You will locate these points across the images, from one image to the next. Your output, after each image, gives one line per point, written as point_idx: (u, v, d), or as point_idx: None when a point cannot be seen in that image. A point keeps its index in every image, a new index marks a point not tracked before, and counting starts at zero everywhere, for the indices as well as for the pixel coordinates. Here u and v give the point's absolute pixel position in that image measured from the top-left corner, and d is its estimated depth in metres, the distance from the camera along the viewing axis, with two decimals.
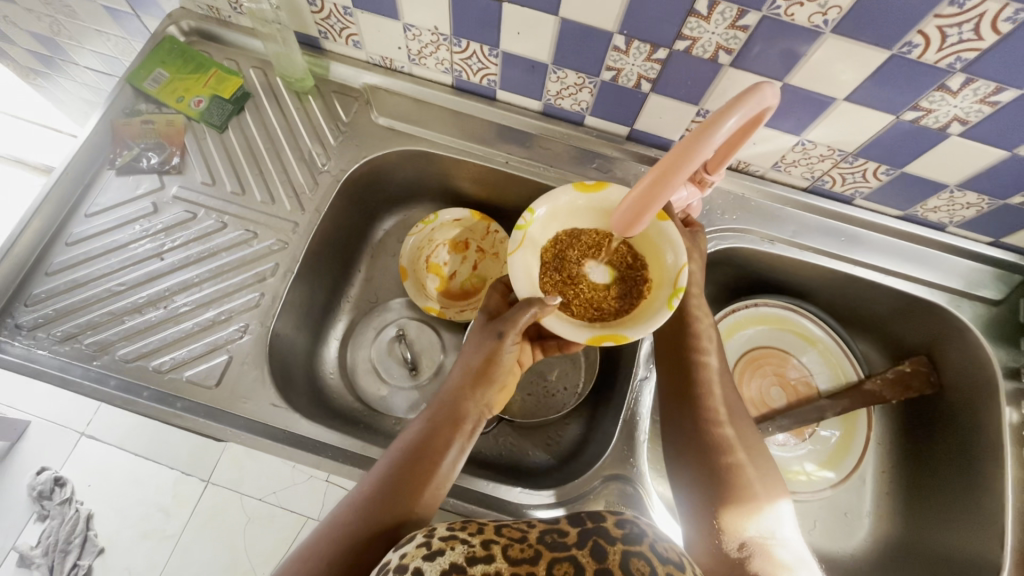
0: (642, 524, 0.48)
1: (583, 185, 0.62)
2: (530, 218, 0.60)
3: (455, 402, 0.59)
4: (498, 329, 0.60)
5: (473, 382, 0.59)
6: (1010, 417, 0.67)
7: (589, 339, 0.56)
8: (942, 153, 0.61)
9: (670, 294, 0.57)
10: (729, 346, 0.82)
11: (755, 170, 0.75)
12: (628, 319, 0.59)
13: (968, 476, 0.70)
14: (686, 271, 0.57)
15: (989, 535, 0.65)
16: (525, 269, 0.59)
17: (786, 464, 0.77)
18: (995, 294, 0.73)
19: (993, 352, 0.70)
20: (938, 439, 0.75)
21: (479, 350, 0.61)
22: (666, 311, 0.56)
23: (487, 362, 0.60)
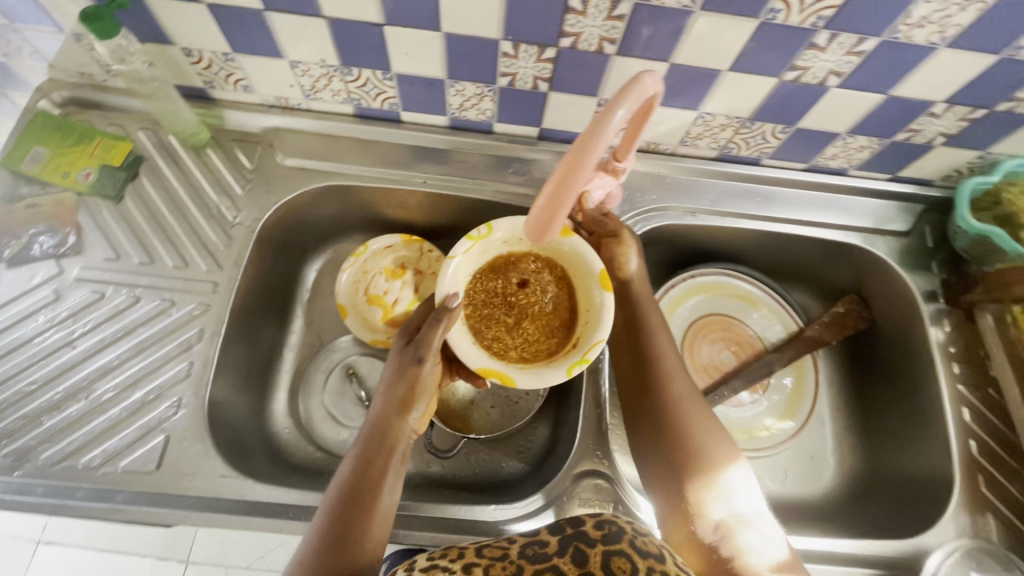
0: (621, 521, 0.48)
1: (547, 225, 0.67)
2: (484, 232, 0.66)
3: (384, 429, 0.59)
4: (413, 352, 0.61)
5: (400, 407, 0.59)
6: (935, 335, 0.72)
7: (480, 367, 0.61)
8: (826, 105, 0.64)
9: (578, 360, 0.61)
10: (674, 320, 0.84)
11: (666, 149, 0.77)
12: (526, 362, 0.64)
13: (910, 398, 0.74)
14: (597, 348, 0.61)
15: (936, 451, 0.69)
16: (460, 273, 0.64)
17: (748, 423, 0.79)
18: (903, 227, 0.77)
19: (911, 279, 0.75)
20: (881, 369, 0.79)
21: (396, 376, 0.61)
22: (562, 373, 0.60)
23: (411, 386, 0.60)
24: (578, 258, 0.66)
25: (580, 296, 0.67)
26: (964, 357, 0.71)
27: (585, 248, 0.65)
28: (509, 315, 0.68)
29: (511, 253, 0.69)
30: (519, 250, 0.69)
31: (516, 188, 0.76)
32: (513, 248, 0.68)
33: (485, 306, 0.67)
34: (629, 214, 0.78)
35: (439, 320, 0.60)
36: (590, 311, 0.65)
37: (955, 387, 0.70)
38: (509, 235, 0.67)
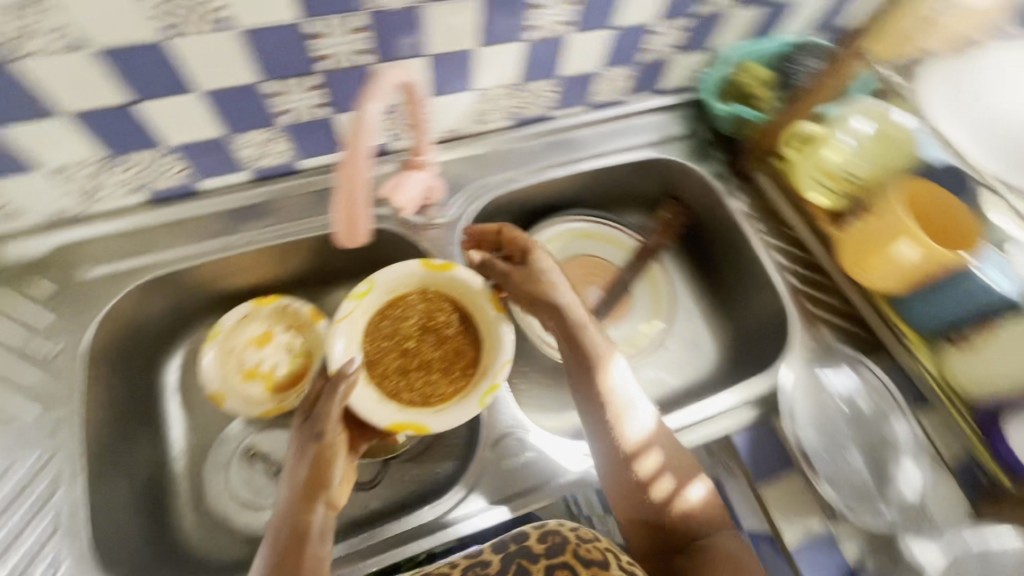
0: (564, 531, 0.56)
1: (428, 263, 0.70)
2: (365, 288, 0.68)
3: (293, 521, 0.54)
4: (312, 426, 0.59)
5: (307, 490, 0.55)
6: (735, 204, 0.86)
7: (391, 424, 0.62)
8: (573, 51, 0.73)
9: (488, 388, 0.64)
10: None
11: (466, 132, 0.83)
12: (433, 404, 0.66)
13: (737, 262, 0.86)
14: (503, 372, 0.64)
15: (768, 293, 0.81)
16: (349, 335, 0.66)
17: (629, 335, 0.88)
18: (680, 130, 0.91)
19: (701, 168, 0.88)
20: (710, 249, 0.91)
21: (299, 457, 0.58)
22: (476, 405, 0.63)
23: (315, 465, 0.57)
24: (468, 290, 0.70)
25: (478, 325, 0.71)
26: (759, 214, 0.85)
27: (467, 275, 0.70)
28: (411, 360, 0.70)
29: (398, 298, 0.71)
30: (405, 293, 0.72)
31: None
32: (399, 293, 0.71)
33: (383, 355, 0.69)
34: (456, 197, 0.82)
35: (335, 387, 0.60)
36: (488, 338, 0.69)
37: (763, 239, 0.83)
38: (395, 283, 0.70)
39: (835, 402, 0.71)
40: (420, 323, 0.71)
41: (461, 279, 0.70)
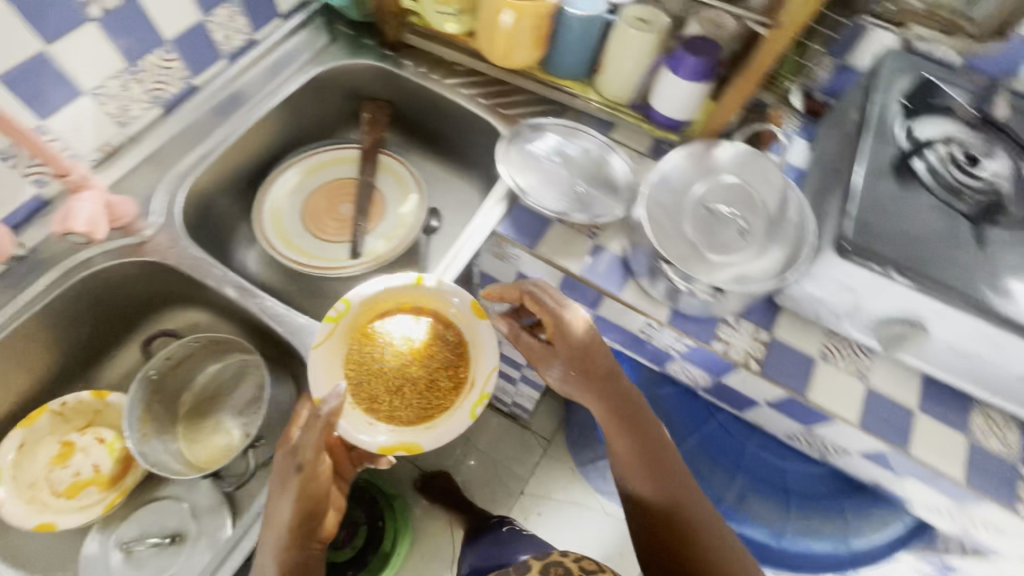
0: (566, 560, 0.65)
1: (416, 282, 0.68)
2: (341, 309, 0.67)
3: (286, 551, 0.57)
4: (294, 458, 0.58)
5: (299, 520, 0.57)
6: (408, 64, 0.95)
7: (381, 449, 0.61)
8: (156, 9, 0.72)
9: (478, 399, 0.64)
10: (287, 225, 0.89)
11: (123, 140, 0.79)
12: (419, 424, 0.65)
13: (440, 113, 0.97)
14: (491, 384, 0.64)
15: (471, 119, 0.94)
16: (324, 369, 0.64)
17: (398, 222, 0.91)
18: (325, 40, 0.96)
19: (362, 57, 0.95)
20: (417, 120, 1.01)
21: (284, 491, 0.58)
22: (467, 419, 0.63)
23: (301, 498, 0.57)
24: (443, 299, 0.69)
25: (456, 328, 0.70)
26: (429, 66, 0.95)
27: (446, 295, 0.69)
28: (404, 381, 0.68)
29: (374, 316, 0.69)
30: (381, 312, 0.70)
31: (48, 281, 0.71)
32: (375, 307, 0.69)
33: (370, 378, 0.67)
34: (155, 201, 0.78)
35: (314, 414, 0.59)
36: (473, 355, 0.68)
37: (444, 82, 0.94)
38: (369, 302, 0.68)
39: (538, 152, 0.83)
40: (400, 335, 0.69)
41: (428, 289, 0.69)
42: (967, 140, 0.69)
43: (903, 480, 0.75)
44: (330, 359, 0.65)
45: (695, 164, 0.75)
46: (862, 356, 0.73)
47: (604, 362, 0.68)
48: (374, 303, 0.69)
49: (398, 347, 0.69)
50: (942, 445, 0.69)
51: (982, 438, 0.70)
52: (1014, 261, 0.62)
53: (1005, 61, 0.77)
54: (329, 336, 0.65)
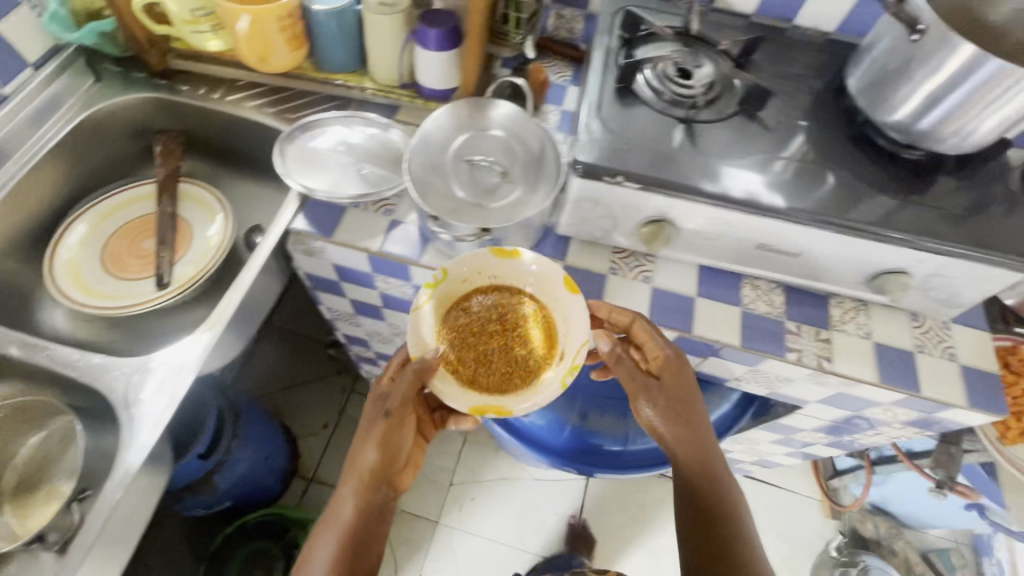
0: None
1: (500, 252, 0.72)
2: (439, 280, 0.69)
3: (370, 489, 0.69)
4: (381, 405, 0.71)
5: (379, 466, 0.70)
6: (183, 89, 0.94)
7: (470, 407, 0.65)
8: None
9: (569, 368, 0.66)
10: (86, 274, 0.86)
11: None
12: (512, 393, 0.68)
13: (232, 131, 0.97)
14: (584, 353, 0.65)
15: (259, 130, 0.94)
16: (428, 327, 0.69)
17: (205, 246, 0.90)
18: (89, 80, 0.94)
19: (133, 91, 0.94)
20: (214, 142, 1.00)
21: (370, 436, 0.70)
22: (558, 387, 0.65)
23: (383, 446, 0.70)
24: (521, 273, 0.72)
25: (537, 300, 0.73)
26: (206, 87, 0.95)
27: (559, 276, 0.69)
28: (492, 349, 0.71)
29: (473, 289, 0.73)
30: (477, 284, 0.73)
31: None
32: (478, 280, 0.73)
33: (468, 346, 0.70)
34: None
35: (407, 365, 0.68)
36: (566, 334, 0.69)
37: (223, 99, 0.94)
38: (468, 271, 0.72)
39: (322, 147, 0.85)
40: (493, 310, 0.73)
41: (516, 266, 0.72)
42: (680, 55, 0.80)
43: (704, 361, 0.85)
44: (428, 324, 0.70)
45: (466, 126, 0.80)
46: (644, 263, 0.82)
47: (682, 391, 0.71)
48: (479, 275, 0.73)
49: (489, 321, 0.72)
50: (720, 321, 0.79)
51: (751, 306, 0.81)
52: (721, 149, 0.72)
53: None
54: (432, 297, 0.69)
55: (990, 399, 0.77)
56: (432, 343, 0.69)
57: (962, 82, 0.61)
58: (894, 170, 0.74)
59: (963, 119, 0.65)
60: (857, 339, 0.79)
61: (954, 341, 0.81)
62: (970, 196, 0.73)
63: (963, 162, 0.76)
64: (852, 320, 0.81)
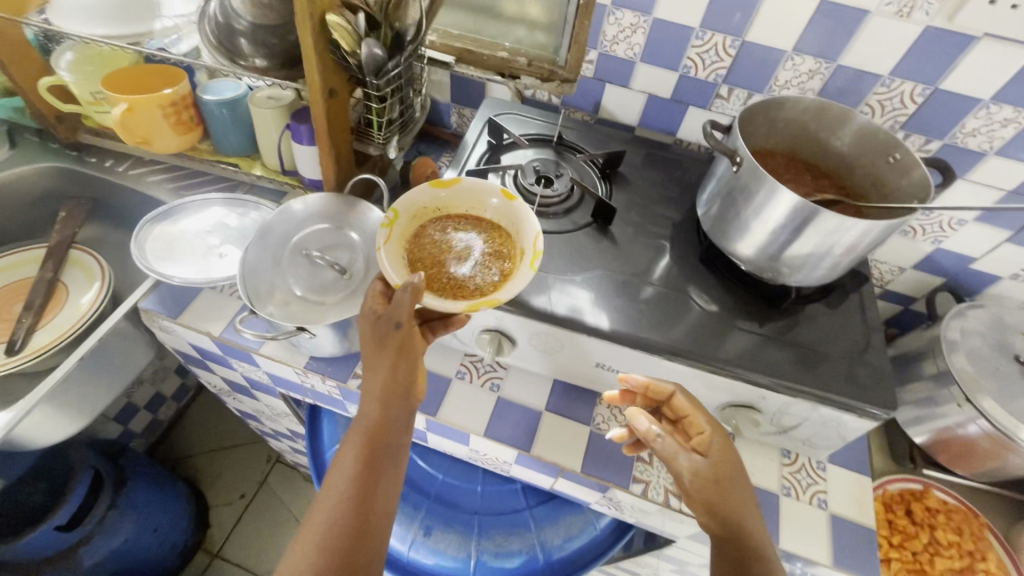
0: None
1: (436, 184, 0.70)
2: (393, 216, 0.66)
3: (388, 403, 0.57)
4: (390, 319, 0.57)
5: (395, 374, 0.57)
6: (90, 160, 0.98)
7: (465, 307, 0.57)
8: None
9: (533, 254, 0.63)
10: None
11: None
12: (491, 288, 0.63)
13: (132, 201, 1.00)
14: (540, 240, 0.64)
15: (154, 202, 0.97)
16: (392, 258, 0.63)
17: (72, 313, 0.90)
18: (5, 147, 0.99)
19: (41, 159, 0.98)
20: (117, 210, 1.04)
21: (382, 351, 0.57)
22: (530, 269, 0.61)
23: (400, 355, 0.57)
24: (474, 196, 0.71)
25: (491, 222, 0.71)
26: (111, 159, 0.99)
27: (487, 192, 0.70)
28: (445, 266, 0.66)
29: (425, 219, 0.70)
30: (428, 216, 0.70)
31: None
32: (430, 210, 0.70)
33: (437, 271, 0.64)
34: None
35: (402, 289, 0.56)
36: (519, 231, 0.67)
37: (124, 171, 0.97)
38: (414, 210, 0.69)
39: (190, 227, 0.85)
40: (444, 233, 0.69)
41: (466, 186, 0.71)
42: (542, 164, 0.80)
43: (557, 481, 0.76)
44: (392, 255, 0.64)
45: (331, 217, 0.79)
46: (497, 369, 0.78)
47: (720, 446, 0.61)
48: (431, 207, 0.70)
49: (443, 241, 0.68)
50: (565, 440, 0.73)
51: (603, 427, 0.75)
52: (559, 262, 0.70)
53: (585, 98, 0.91)
54: (388, 238, 0.65)
55: (862, 559, 0.68)
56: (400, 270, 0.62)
57: (788, 221, 0.60)
58: (742, 298, 0.71)
59: (797, 254, 0.63)
60: None
61: (827, 485, 0.73)
62: (822, 330, 0.69)
63: (821, 293, 0.73)
64: None
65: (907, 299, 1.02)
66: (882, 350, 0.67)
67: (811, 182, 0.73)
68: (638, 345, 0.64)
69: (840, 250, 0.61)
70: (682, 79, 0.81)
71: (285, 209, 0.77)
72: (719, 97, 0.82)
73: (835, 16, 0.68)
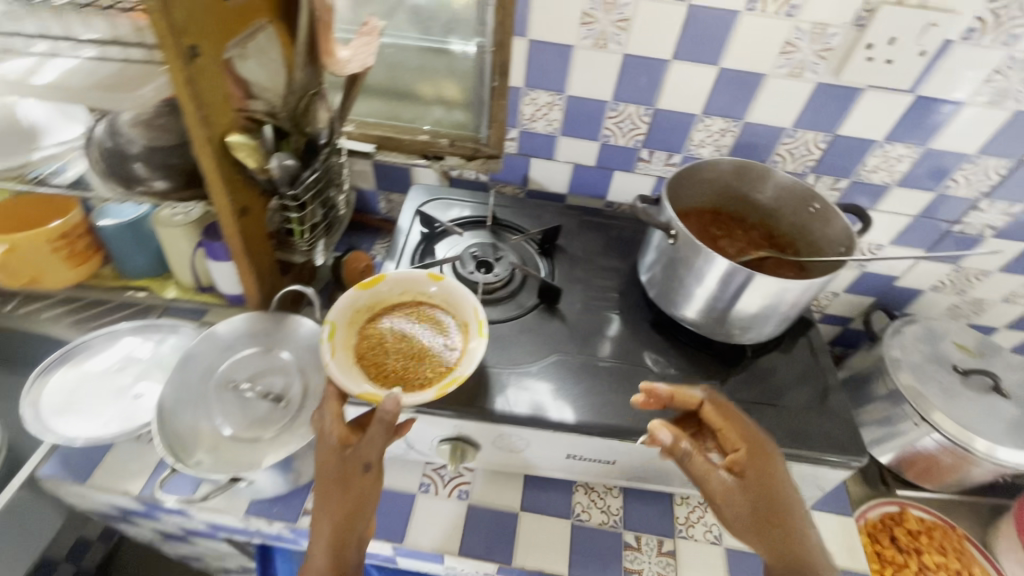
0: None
1: (363, 283, 0.64)
2: (329, 328, 0.59)
3: (343, 547, 0.51)
4: (358, 457, 0.52)
5: (352, 517, 0.51)
6: None
7: (436, 393, 0.55)
8: None
9: (479, 322, 0.62)
10: None
11: None
12: (452, 364, 0.60)
13: (28, 343, 0.89)
14: (480, 305, 0.63)
15: (54, 341, 0.87)
16: (343, 373, 0.56)
17: None
18: None
19: None
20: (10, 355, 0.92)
21: (342, 493, 0.51)
22: (483, 334, 0.60)
23: (359, 500, 0.52)
24: (402, 281, 0.66)
25: (421, 302, 0.66)
26: None
27: (413, 272, 0.66)
28: (397, 356, 0.61)
29: (360, 318, 0.63)
30: (362, 315, 0.63)
31: None
32: (364, 305, 0.64)
33: (388, 371, 0.59)
34: None
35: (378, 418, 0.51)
36: (454, 303, 0.65)
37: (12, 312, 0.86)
38: (350, 315, 0.62)
39: (96, 367, 0.76)
40: (383, 326, 0.63)
41: (393, 279, 0.65)
42: (480, 249, 0.77)
43: None
44: (343, 370, 0.57)
45: (260, 336, 0.72)
46: (462, 473, 0.73)
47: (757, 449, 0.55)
48: (363, 305, 0.64)
49: (385, 336, 0.62)
50: (548, 542, 0.68)
51: (584, 518, 0.70)
52: (512, 352, 0.67)
53: (512, 172, 0.90)
54: (333, 351, 0.58)
55: None
56: (356, 381, 0.56)
57: (732, 286, 0.61)
58: (700, 360, 0.70)
59: (745, 314, 0.64)
60: (707, 547, 0.69)
61: (815, 534, 0.72)
62: (782, 381, 0.69)
63: (774, 342, 0.74)
64: (700, 521, 0.71)
65: (845, 320, 1.06)
66: (841, 392, 0.68)
67: (743, 235, 0.74)
68: (607, 434, 0.61)
69: (785, 306, 0.62)
70: (604, 147, 0.83)
71: (206, 335, 0.70)
72: (641, 160, 0.83)
73: (734, 81, 0.71)
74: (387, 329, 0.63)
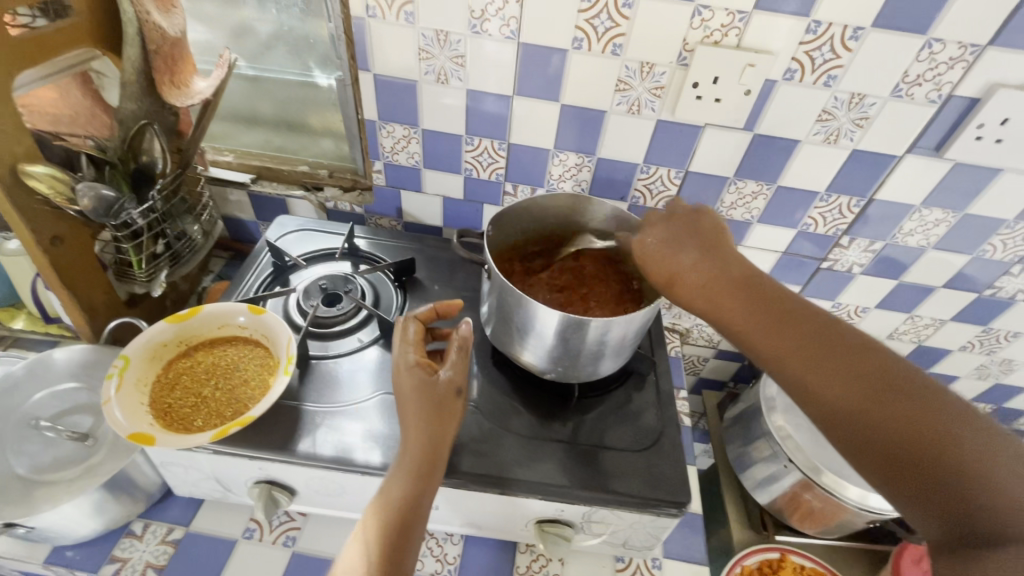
0: None
1: (174, 317, 0.63)
2: (121, 363, 0.58)
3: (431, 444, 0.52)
4: (444, 380, 0.56)
5: (441, 417, 0.54)
6: None
7: (214, 436, 0.53)
8: None
9: (287, 360, 0.60)
10: None
11: None
12: (251, 405, 0.58)
13: None
14: (292, 342, 0.61)
15: None
16: (124, 410, 0.54)
17: None
18: None
19: None
20: None
21: (427, 403, 0.54)
22: (286, 374, 0.59)
23: (445, 409, 0.54)
24: (220, 317, 0.65)
25: (241, 339, 0.65)
26: None
27: (231, 305, 0.65)
28: (197, 395, 0.59)
29: (169, 355, 0.62)
30: (171, 353, 0.62)
31: None
32: (175, 341, 0.63)
33: (180, 410, 0.57)
34: None
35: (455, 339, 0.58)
36: (270, 340, 0.64)
37: None
38: (152, 351, 0.61)
39: None
40: (192, 364, 0.62)
41: (210, 313, 0.65)
42: (330, 281, 0.75)
43: None
44: (126, 407, 0.55)
45: (88, 371, 0.70)
46: (293, 518, 0.69)
47: (741, 311, 0.52)
48: (174, 340, 0.63)
49: (191, 372, 0.61)
50: None
51: (416, 568, 0.66)
52: (338, 390, 0.65)
53: (386, 205, 0.90)
54: (121, 386, 0.56)
55: None
56: (140, 419, 0.55)
57: (556, 325, 0.60)
58: (539, 399, 0.69)
59: (574, 353, 0.62)
60: None
61: None
62: (620, 422, 0.68)
63: (621, 377, 0.73)
64: (541, 570, 0.68)
65: (740, 355, 1.04)
66: (679, 434, 0.67)
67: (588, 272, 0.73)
68: None
69: (615, 342, 0.62)
70: (468, 181, 0.82)
71: (34, 363, 0.68)
72: (506, 194, 0.83)
73: (579, 117, 0.71)
74: (196, 366, 0.62)
